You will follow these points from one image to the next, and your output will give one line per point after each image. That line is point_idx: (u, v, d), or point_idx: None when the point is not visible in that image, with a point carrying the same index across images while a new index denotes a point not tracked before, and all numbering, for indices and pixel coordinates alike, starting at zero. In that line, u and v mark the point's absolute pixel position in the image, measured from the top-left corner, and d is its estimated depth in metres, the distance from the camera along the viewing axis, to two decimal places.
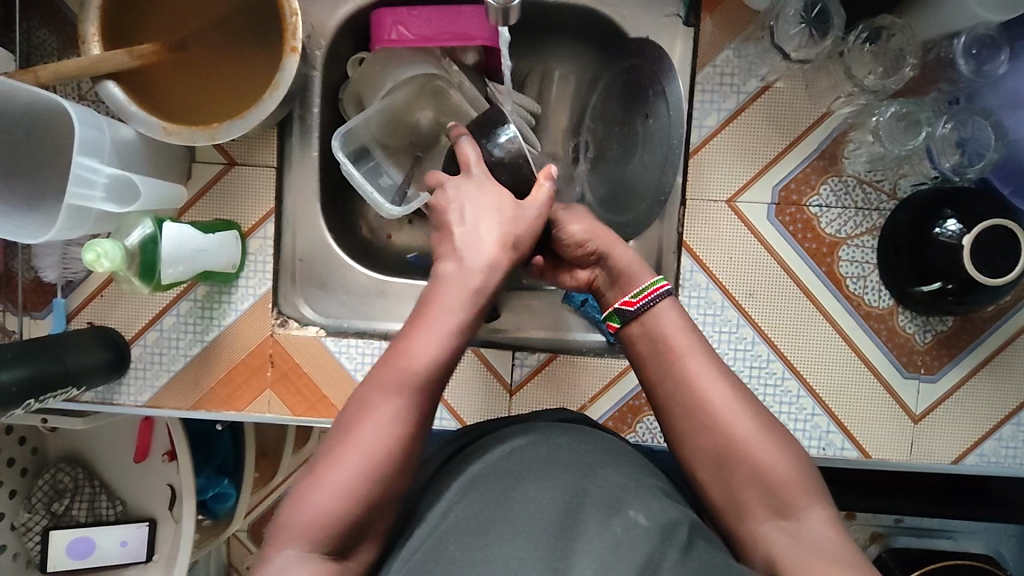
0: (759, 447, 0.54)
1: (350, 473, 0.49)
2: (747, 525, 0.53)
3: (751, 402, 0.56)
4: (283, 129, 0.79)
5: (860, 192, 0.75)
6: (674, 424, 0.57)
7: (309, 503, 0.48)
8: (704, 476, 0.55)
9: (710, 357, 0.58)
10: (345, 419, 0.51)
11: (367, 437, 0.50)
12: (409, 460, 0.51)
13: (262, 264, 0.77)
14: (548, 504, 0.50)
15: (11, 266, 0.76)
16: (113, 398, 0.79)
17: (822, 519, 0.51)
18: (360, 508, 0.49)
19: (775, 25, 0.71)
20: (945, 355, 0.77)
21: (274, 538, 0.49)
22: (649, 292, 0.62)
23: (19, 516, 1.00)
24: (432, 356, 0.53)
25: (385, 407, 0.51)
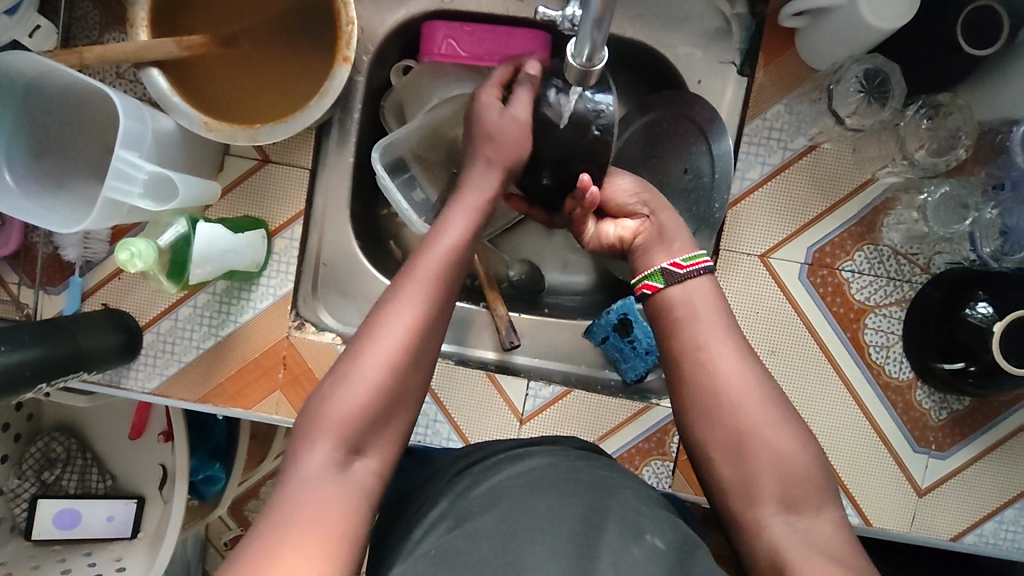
0: (776, 436, 0.54)
1: (376, 369, 0.53)
2: (754, 512, 0.53)
3: (769, 385, 0.57)
4: (321, 129, 0.78)
5: (894, 262, 0.75)
6: (692, 403, 0.57)
7: (338, 399, 0.52)
8: (716, 458, 0.55)
9: (737, 337, 0.59)
10: (366, 321, 0.56)
11: (393, 333, 0.54)
12: (424, 354, 0.56)
13: (286, 264, 0.76)
14: (570, 515, 0.50)
15: (31, 238, 0.75)
16: (121, 382, 0.77)
17: (832, 520, 0.52)
18: (381, 400, 0.53)
19: (835, 89, 0.72)
20: (958, 434, 0.76)
21: (303, 439, 0.52)
22: (697, 262, 0.62)
23: (9, 480, 0.98)
24: (449, 259, 0.59)
25: (405, 306, 0.55)
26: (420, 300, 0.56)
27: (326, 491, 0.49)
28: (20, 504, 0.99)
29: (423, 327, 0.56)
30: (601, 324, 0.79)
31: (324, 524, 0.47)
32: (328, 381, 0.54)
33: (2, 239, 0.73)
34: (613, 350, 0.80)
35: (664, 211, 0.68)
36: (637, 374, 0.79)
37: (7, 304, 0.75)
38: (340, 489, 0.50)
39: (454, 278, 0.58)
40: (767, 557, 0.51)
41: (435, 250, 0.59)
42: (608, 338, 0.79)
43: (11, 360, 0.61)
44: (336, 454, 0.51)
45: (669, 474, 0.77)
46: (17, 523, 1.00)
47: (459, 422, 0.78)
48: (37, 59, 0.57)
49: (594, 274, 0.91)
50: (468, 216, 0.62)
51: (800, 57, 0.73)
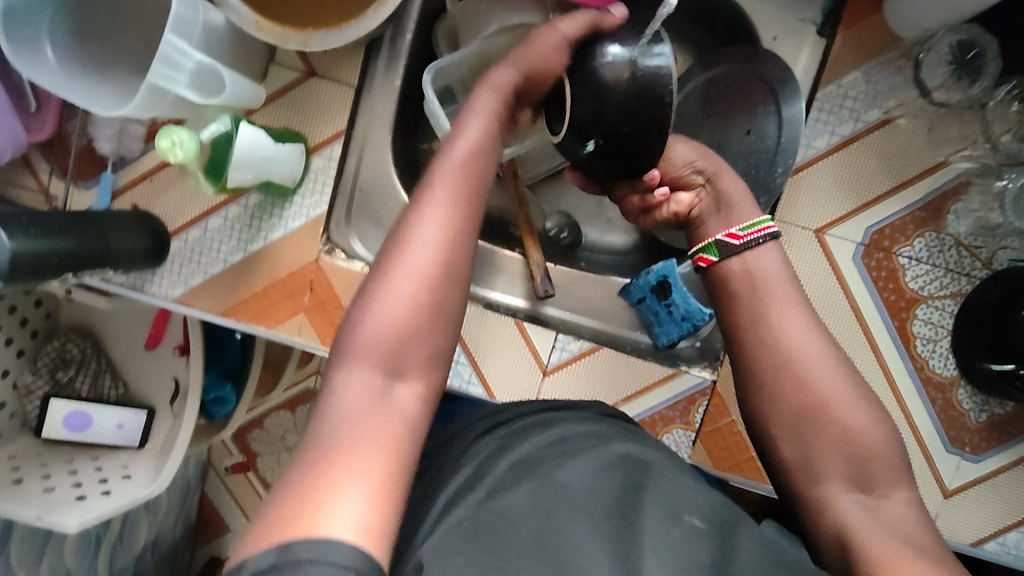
0: (851, 414, 0.52)
1: (406, 280, 0.52)
2: (817, 491, 0.52)
3: (842, 362, 0.55)
4: (371, 48, 0.75)
5: (954, 253, 0.71)
6: (754, 379, 0.56)
7: (369, 318, 0.51)
8: (780, 435, 0.54)
9: (806, 312, 0.56)
10: (392, 240, 0.54)
11: (422, 244, 0.53)
12: (455, 260, 0.54)
13: (321, 184, 0.74)
14: (605, 492, 0.48)
15: (65, 127, 0.73)
16: (144, 286, 0.75)
17: (901, 503, 0.50)
18: (413, 312, 0.51)
19: (925, 58, 0.69)
20: (995, 439, 0.73)
21: (339, 366, 0.50)
22: (756, 231, 0.60)
23: (23, 376, 0.97)
24: (470, 162, 0.58)
25: (431, 215, 0.54)
26: (449, 212, 0.55)
27: (366, 417, 0.47)
28: (32, 401, 0.98)
29: (447, 243, 0.54)
30: (639, 285, 0.77)
31: (371, 454, 0.44)
32: (353, 311, 0.52)
33: (35, 125, 0.71)
34: (648, 313, 0.77)
35: (724, 173, 0.65)
36: (669, 340, 0.76)
37: (35, 194, 0.73)
38: (381, 411, 0.48)
39: (474, 189, 0.56)
40: (833, 536, 0.50)
41: (450, 165, 0.57)
42: (644, 300, 0.77)
43: (40, 245, 0.59)
44: (374, 376, 0.49)
45: (689, 445, 0.75)
46: (27, 419, 0.99)
47: (482, 368, 0.76)
48: None
49: (632, 236, 0.88)
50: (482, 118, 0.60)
51: (887, 23, 0.69)
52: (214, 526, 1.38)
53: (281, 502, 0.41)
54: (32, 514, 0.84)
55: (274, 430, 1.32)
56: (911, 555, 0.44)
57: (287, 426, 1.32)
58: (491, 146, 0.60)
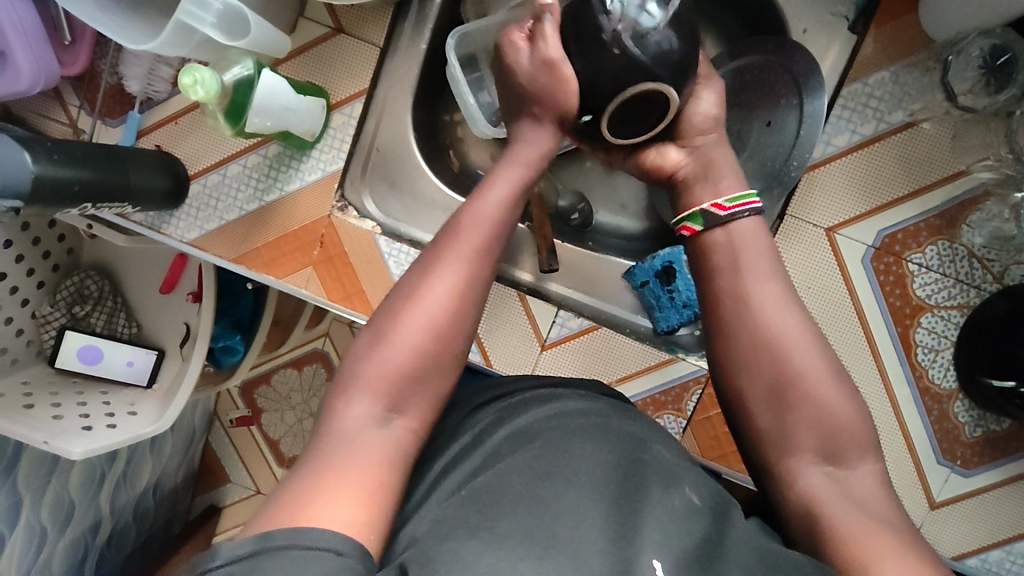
0: (824, 389, 0.53)
1: (417, 329, 0.52)
2: (784, 463, 0.53)
3: (817, 338, 0.55)
4: (399, 11, 0.76)
5: (966, 264, 0.70)
6: (733, 357, 0.55)
7: (377, 358, 0.51)
8: (755, 407, 0.54)
9: (782, 288, 0.56)
10: (407, 286, 0.54)
11: (435, 295, 0.53)
12: (466, 314, 0.54)
13: (339, 141, 0.75)
14: (604, 462, 0.49)
15: (97, 64, 0.74)
16: (162, 227, 0.77)
17: (867, 476, 0.51)
18: (419, 358, 0.51)
19: (953, 61, 0.68)
20: (987, 455, 0.72)
21: (342, 394, 0.50)
22: (743, 203, 0.59)
23: (41, 306, 0.99)
24: (495, 218, 0.58)
25: (449, 271, 0.54)
26: (465, 267, 0.55)
27: (364, 442, 0.47)
28: (48, 331, 0.99)
29: (464, 294, 0.54)
30: (644, 269, 0.78)
31: (368, 465, 0.46)
32: (362, 342, 0.53)
33: (69, 59, 0.73)
34: (650, 297, 0.78)
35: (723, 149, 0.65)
36: (669, 326, 0.77)
37: (64, 128, 0.75)
38: (382, 445, 0.48)
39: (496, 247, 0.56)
40: (800, 512, 0.51)
41: (477, 215, 0.57)
42: (647, 283, 0.78)
43: (64, 172, 0.62)
44: (375, 408, 0.49)
45: (679, 431, 0.76)
46: (43, 348, 1.00)
47: (482, 337, 0.77)
48: None
49: (644, 222, 0.88)
50: (520, 173, 0.61)
51: (920, 23, 0.68)
52: (214, 475, 1.40)
53: (280, 499, 0.43)
54: (40, 438, 0.83)
55: (280, 387, 1.35)
56: (876, 532, 0.46)
57: (292, 385, 1.35)
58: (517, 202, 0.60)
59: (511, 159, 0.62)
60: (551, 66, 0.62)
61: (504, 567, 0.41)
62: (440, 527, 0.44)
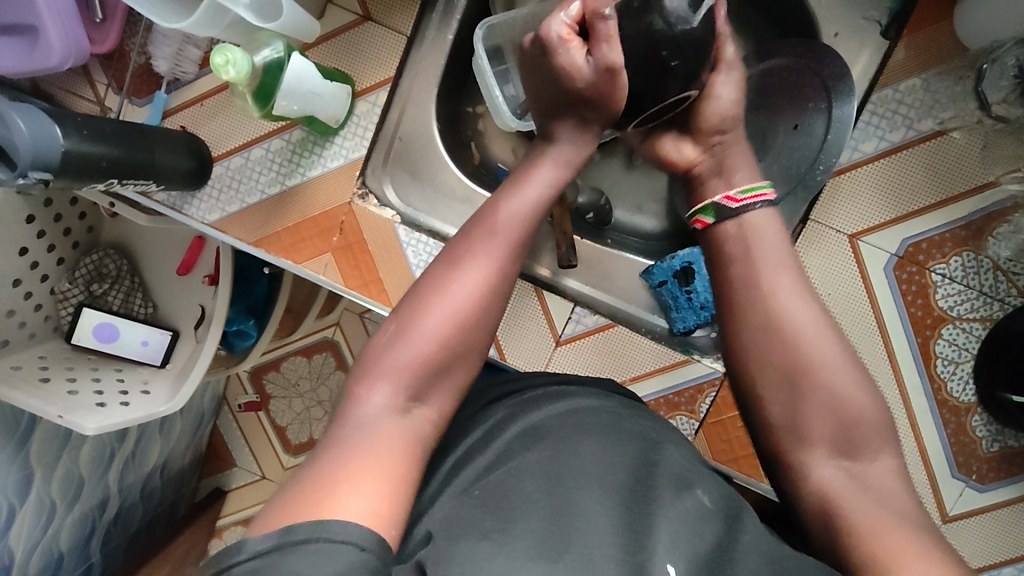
0: (839, 377, 0.53)
1: (441, 321, 0.52)
2: (799, 455, 0.52)
3: (832, 327, 0.55)
4: (427, 1, 0.76)
5: (990, 277, 0.69)
6: (747, 346, 0.55)
7: (400, 348, 0.51)
8: (768, 396, 0.54)
9: (798, 276, 0.56)
10: (434, 277, 0.54)
11: (463, 289, 0.53)
12: (491, 309, 0.54)
13: (363, 129, 0.75)
14: (616, 465, 0.49)
15: (127, 42, 0.75)
16: (183, 208, 0.78)
17: (885, 467, 0.51)
18: (443, 350, 0.52)
19: (987, 70, 0.66)
20: (1004, 471, 0.71)
21: (363, 379, 0.50)
22: (753, 195, 0.60)
23: (60, 282, 1.00)
24: (524, 218, 0.58)
25: (476, 267, 0.54)
26: (493, 262, 0.55)
27: (385, 432, 0.47)
28: (66, 308, 1.00)
29: (491, 293, 0.54)
30: (661, 268, 0.78)
31: (382, 454, 0.46)
32: (387, 332, 0.52)
33: (99, 36, 0.73)
34: (667, 297, 0.77)
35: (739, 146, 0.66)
36: (686, 326, 0.76)
37: (91, 105, 0.76)
38: (399, 434, 0.48)
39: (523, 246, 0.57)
40: (816, 501, 0.51)
41: (506, 218, 0.57)
42: (665, 283, 0.77)
43: (91, 147, 0.63)
44: (395, 397, 0.49)
45: (692, 433, 0.75)
46: (60, 324, 1.01)
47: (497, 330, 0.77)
48: None
49: (663, 222, 0.88)
50: (551, 181, 0.62)
51: (954, 31, 0.67)
52: (221, 459, 1.41)
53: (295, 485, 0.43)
54: (55, 412, 0.84)
55: (289, 373, 1.36)
56: (897, 526, 0.46)
57: (302, 372, 1.35)
58: (546, 203, 0.61)
59: (545, 160, 0.62)
60: (613, 74, 0.59)
61: (517, 565, 0.41)
62: (457, 518, 0.44)
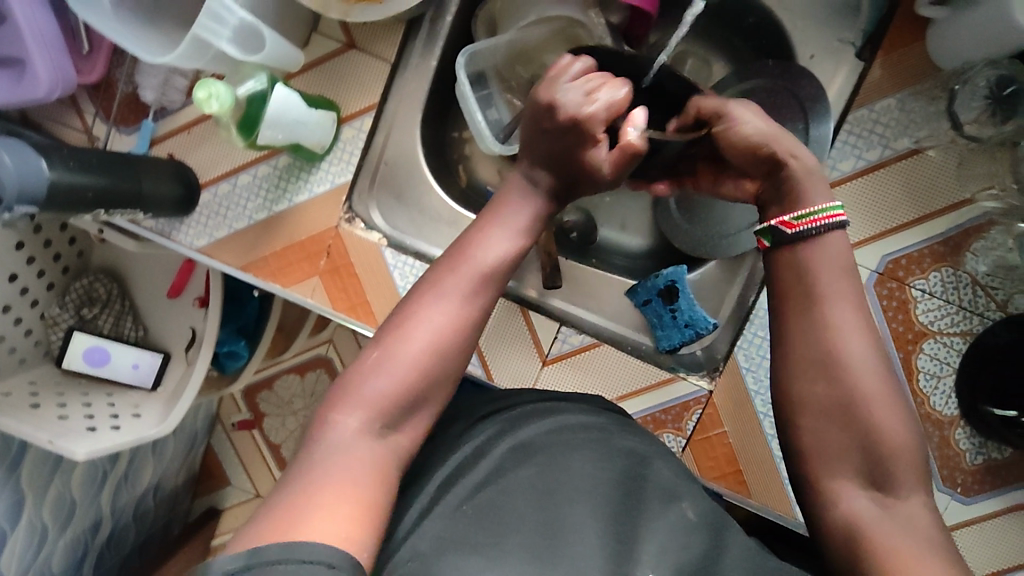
0: (884, 416, 0.53)
1: (417, 351, 0.53)
2: (831, 482, 0.53)
3: (885, 363, 0.55)
4: (411, 28, 0.77)
5: (969, 292, 0.70)
6: (800, 372, 0.55)
7: (375, 376, 0.52)
8: (810, 422, 0.55)
9: (856, 306, 0.56)
10: (412, 304, 0.55)
11: (437, 318, 0.54)
12: (465, 341, 0.55)
13: (349, 154, 0.76)
14: (603, 480, 0.49)
15: (114, 73, 0.76)
16: (171, 234, 0.78)
17: (918, 508, 0.51)
18: (417, 379, 0.52)
19: (959, 91, 0.68)
20: (988, 483, 0.72)
21: (338, 404, 0.51)
22: (809, 221, 0.57)
23: (50, 307, 1.00)
24: (499, 252, 0.59)
25: (452, 298, 0.55)
26: (469, 294, 0.56)
27: (359, 454, 0.48)
28: (56, 332, 1.00)
29: (467, 322, 0.55)
30: (647, 287, 0.78)
31: (357, 479, 0.46)
32: (368, 359, 0.53)
33: (86, 67, 0.74)
34: (652, 315, 0.78)
35: (793, 157, 0.60)
36: (671, 345, 0.77)
37: (79, 135, 0.77)
38: (372, 458, 0.48)
39: (501, 277, 0.58)
40: (841, 526, 0.52)
41: (480, 253, 0.59)
42: (650, 302, 0.78)
43: (77, 178, 0.64)
44: (371, 423, 0.50)
45: (679, 450, 0.76)
46: (50, 349, 1.01)
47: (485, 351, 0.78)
48: None
49: (648, 239, 0.89)
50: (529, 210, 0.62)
51: (927, 52, 0.69)
52: (214, 479, 1.41)
53: (275, 512, 0.43)
54: (44, 437, 0.84)
55: (282, 392, 1.36)
56: (922, 564, 0.47)
57: (294, 391, 1.35)
58: (524, 237, 0.61)
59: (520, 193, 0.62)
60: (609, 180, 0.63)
61: None
62: (450, 537, 0.44)
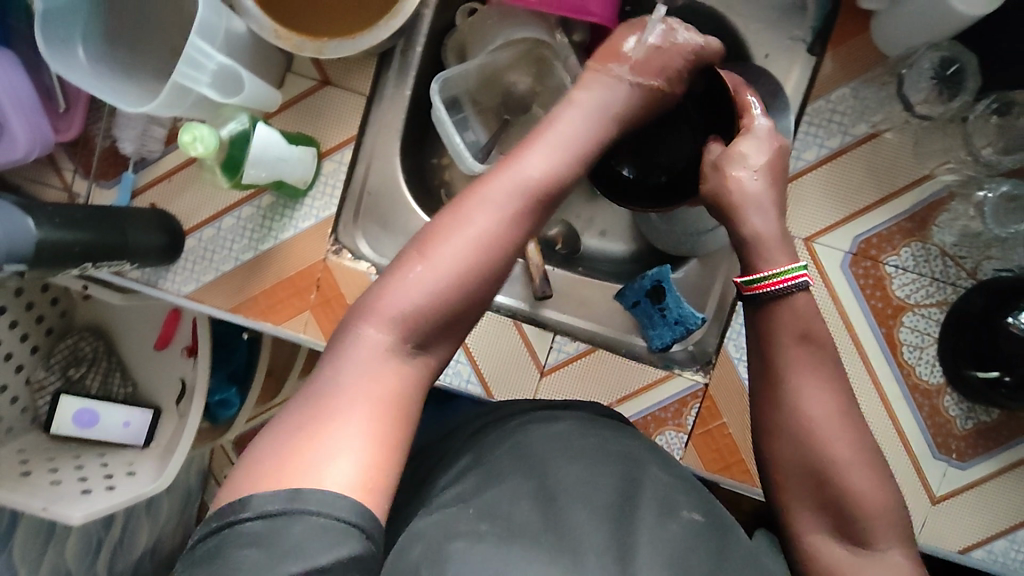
0: (856, 478, 0.55)
1: (456, 262, 0.52)
2: (810, 539, 0.56)
3: (854, 423, 0.57)
4: (382, 61, 0.79)
5: (940, 263, 0.73)
6: (775, 439, 0.58)
7: (408, 286, 0.51)
8: (786, 483, 0.58)
9: (822, 373, 0.58)
10: (455, 213, 0.54)
11: (475, 231, 0.53)
12: (506, 259, 0.54)
13: (331, 187, 0.77)
14: (604, 484, 0.50)
15: (91, 129, 0.76)
16: (158, 282, 0.78)
17: (896, 561, 0.53)
18: (451, 294, 0.51)
19: (906, 74, 0.73)
20: (981, 446, 0.74)
21: (365, 315, 0.50)
22: (767, 284, 0.59)
23: (36, 371, 0.99)
24: (544, 173, 0.57)
25: (496, 212, 0.54)
26: (512, 209, 0.54)
27: (385, 376, 0.48)
28: (44, 396, 1.00)
29: (508, 238, 0.54)
30: (634, 289, 0.80)
31: (379, 407, 0.47)
32: (399, 269, 0.52)
33: (64, 125, 0.75)
34: (642, 316, 0.80)
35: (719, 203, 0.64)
36: (663, 343, 0.78)
37: (59, 192, 0.77)
38: (395, 378, 0.48)
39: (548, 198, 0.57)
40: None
41: (512, 176, 0.56)
42: (639, 303, 0.80)
43: (63, 235, 0.64)
44: (396, 337, 0.49)
45: (681, 447, 0.77)
46: (38, 414, 1.00)
47: (482, 368, 0.79)
48: None
49: (629, 244, 0.91)
50: (569, 138, 0.61)
51: (873, 41, 0.73)
52: None
53: (293, 436, 0.44)
54: (38, 505, 0.85)
55: None
56: None
57: None
58: (570, 159, 0.59)
59: (572, 121, 0.62)
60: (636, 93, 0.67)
61: None
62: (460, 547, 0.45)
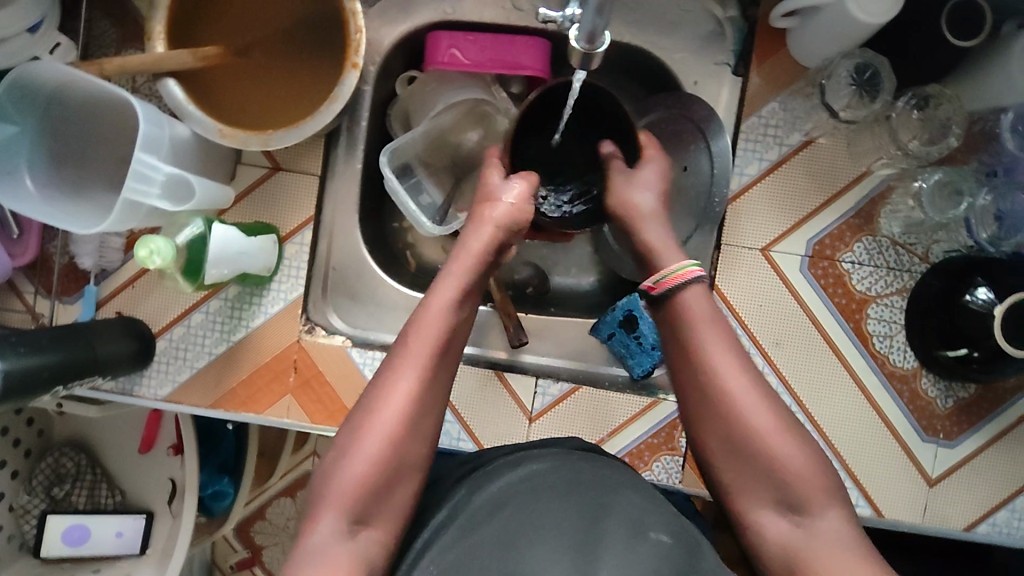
0: (784, 450, 0.55)
1: (378, 441, 0.54)
2: (753, 517, 0.56)
3: (773, 398, 0.58)
4: (330, 140, 0.81)
5: (893, 252, 0.76)
6: (699, 420, 0.58)
7: (341, 473, 0.53)
8: (720, 464, 0.57)
9: (735, 350, 0.59)
10: (372, 391, 0.56)
11: (390, 405, 0.55)
12: (423, 419, 0.56)
13: (296, 269, 0.78)
14: (565, 514, 0.50)
15: (46, 248, 0.76)
16: (133, 390, 0.77)
17: (839, 529, 0.53)
18: (379, 467, 0.53)
19: (827, 83, 0.75)
20: (965, 422, 0.76)
21: (313, 511, 0.53)
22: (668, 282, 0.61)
23: (19, 497, 0.96)
24: (444, 322, 0.59)
25: (405, 377, 0.56)
26: (419, 369, 0.57)
27: (336, 556, 0.50)
28: (29, 521, 0.96)
29: (422, 399, 0.56)
30: (607, 321, 0.81)
31: None
32: (332, 454, 0.55)
33: (19, 250, 0.75)
34: (619, 347, 0.81)
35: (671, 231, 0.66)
36: (644, 370, 0.79)
37: (22, 315, 0.76)
38: (349, 558, 0.50)
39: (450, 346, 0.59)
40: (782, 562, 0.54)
41: (416, 333, 0.58)
42: (614, 334, 0.81)
43: (32, 361, 0.63)
44: (341, 521, 0.52)
45: (679, 470, 0.77)
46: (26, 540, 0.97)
47: (471, 423, 0.79)
48: (169, 93, 0.67)
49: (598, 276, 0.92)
50: (463, 274, 0.62)
51: (792, 56, 0.77)
52: None
53: None
54: None
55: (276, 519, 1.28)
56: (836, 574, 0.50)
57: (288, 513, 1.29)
58: (466, 296, 0.62)
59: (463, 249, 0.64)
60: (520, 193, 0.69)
61: None
62: None
